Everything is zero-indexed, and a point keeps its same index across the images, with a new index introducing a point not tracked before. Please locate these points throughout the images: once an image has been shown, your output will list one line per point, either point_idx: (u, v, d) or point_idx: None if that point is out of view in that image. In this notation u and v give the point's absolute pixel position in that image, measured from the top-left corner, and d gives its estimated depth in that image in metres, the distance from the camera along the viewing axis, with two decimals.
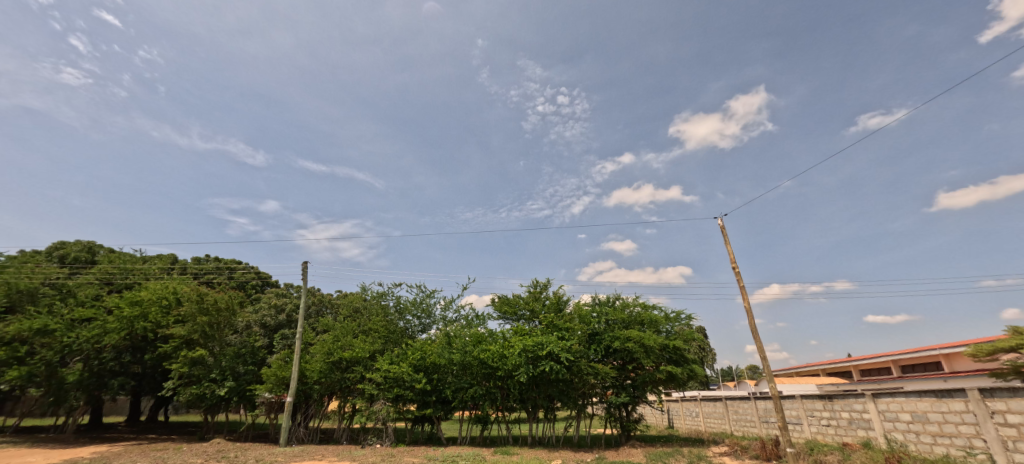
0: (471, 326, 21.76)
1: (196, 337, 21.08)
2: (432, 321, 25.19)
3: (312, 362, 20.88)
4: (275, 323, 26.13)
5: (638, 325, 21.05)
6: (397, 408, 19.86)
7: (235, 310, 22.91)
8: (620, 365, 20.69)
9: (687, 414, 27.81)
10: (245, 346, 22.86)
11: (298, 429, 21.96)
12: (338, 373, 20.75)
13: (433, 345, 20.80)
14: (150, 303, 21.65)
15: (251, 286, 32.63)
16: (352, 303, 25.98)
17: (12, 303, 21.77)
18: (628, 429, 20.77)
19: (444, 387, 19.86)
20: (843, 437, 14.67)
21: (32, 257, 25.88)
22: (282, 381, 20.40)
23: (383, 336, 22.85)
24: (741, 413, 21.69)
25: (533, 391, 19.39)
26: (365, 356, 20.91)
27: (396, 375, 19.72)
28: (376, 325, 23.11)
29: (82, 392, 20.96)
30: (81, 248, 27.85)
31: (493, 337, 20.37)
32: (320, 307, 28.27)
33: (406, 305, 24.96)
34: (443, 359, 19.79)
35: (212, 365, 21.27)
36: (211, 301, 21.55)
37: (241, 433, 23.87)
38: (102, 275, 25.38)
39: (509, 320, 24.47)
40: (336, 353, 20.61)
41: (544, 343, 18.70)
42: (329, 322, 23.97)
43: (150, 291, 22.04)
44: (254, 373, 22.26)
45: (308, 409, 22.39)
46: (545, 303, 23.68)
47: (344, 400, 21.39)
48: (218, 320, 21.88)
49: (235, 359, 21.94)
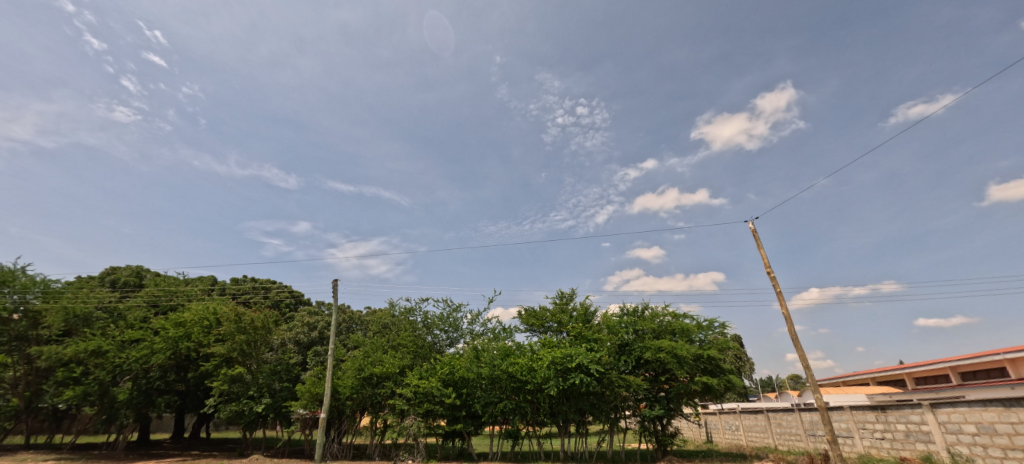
0: (498, 340, 21.67)
1: (234, 355, 21.86)
2: (461, 336, 25.15)
3: (344, 379, 21.15)
4: (307, 340, 26.69)
5: (669, 335, 20.47)
6: (428, 424, 19.93)
7: (270, 328, 23.72)
8: (652, 376, 20.07)
9: (725, 427, 26.60)
10: (280, 363, 23.57)
11: (332, 445, 22.39)
12: (369, 388, 20.95)
13: (462, 359, 20.84)
14: (193, 324, 22.67)
15: (286, 305, 33.68)
16: (380, 319, 26.24)
17: (69, 327, 22.91)
18: (664, 443, 19.94)
19: (474, 402, 19.78)
20: (899, 451, 13.62)
21: (86, 282, 27.73)
22: (315, 397, 20.88)
23: (412, 351, 22.96)
24: (785, 426, 20.54)
25: (563, 405, 19.02)
26: (395, 371, 21.11)
27: (426, 390, 19.76)
28: (405, 340, 23.24)
29: (130, 410, 22.00)
30: (130, 272, 29.72)
31: (521, 350, 20.22)
32: (351, 324, 28.87)
33: (434, 320, 25.02)
34: (471, 374, 19.76)
35: (251, 382, 22.24)
36: (248, 321, 22.41)
37: (278, 449, 24.63)
38: (149, 297, 27.12)
39: (537, 333, 24.16)
40: (366, 369, 20.90)
41: (573, 355, 18.47)
42: (359, 338, 24.25)
43: (192, 313, 23.11)
44: (290, 390, 22.80)
45: (342, 425, 22.82)
46: (572, 314, 23.39)
47: (376, 416, 21.59)
48: (254, 338, 22.68)
49: (271, 376, 22.65)
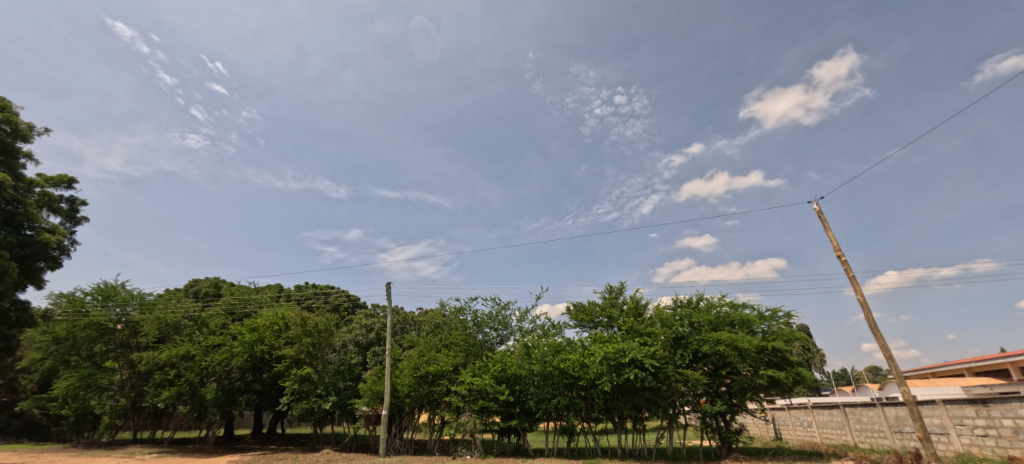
0: (548, 336, 21.60)
1: (303, 356, 23.44)
2: (510, 333, 25.33)
3: (401, 377, 22.03)
4: (366, 341, 28.08)
5: (728, 327, 19.42)
6: (483, 420, 20.30)
7: (333, 331, 25.19)
8: (712, 370, 19.15)
9: (796, 424, 24.88)
10: (343, 363, 24.99)
11: (394, 440, 23.39)
12: (426, 386, 21.68)
13: (514, 356, 20.97)
14: (265, 329, 24.56)
15: (344, 308, 35.64)
16: (432, 319, 27.02)
17: (163, 334, 25.62)
18: (728, 440, 18.97)
19: (528, 399, 19.84)
20: (1008, 450, 12.08)
21: (174, 294, 30.92)
22: (376, 395, 21.94)
23: (464, 349, 23.42)
24: (865, 422, 18.87)
25: (618, 401, 18.68)
26: (449, 369, 21.67)
27: (480, 387, 20.13)
28: (456, 338, 23.76)
29: (217, 408, 24.27)
30: (209, 283, 32.77)
31: (572, 346, 20.02)
32: (405, 324, 30.01)
33: (483, 318, 25.34)
34: (523, 370, 19.84)
35: (318, 382, 23.62)
36: (313, 324, 23.96)
37: (346, 443, 26.13)
38: (226, 306, 29.74)
39: (587, 329, 23.84)
40: (422, 368, 21.61)
41: (626, 349, 18.04)
42: (414, 338, 25.12)
43: (264, 318, 25.02)
44: (353, 389, 24.16)
45: (402, 422, 23.81)
46: (623, 308, 22.85)
47: (433, 412, 22.30)
48: (319, 341, 24.19)
49: (336, 376, 24.08)
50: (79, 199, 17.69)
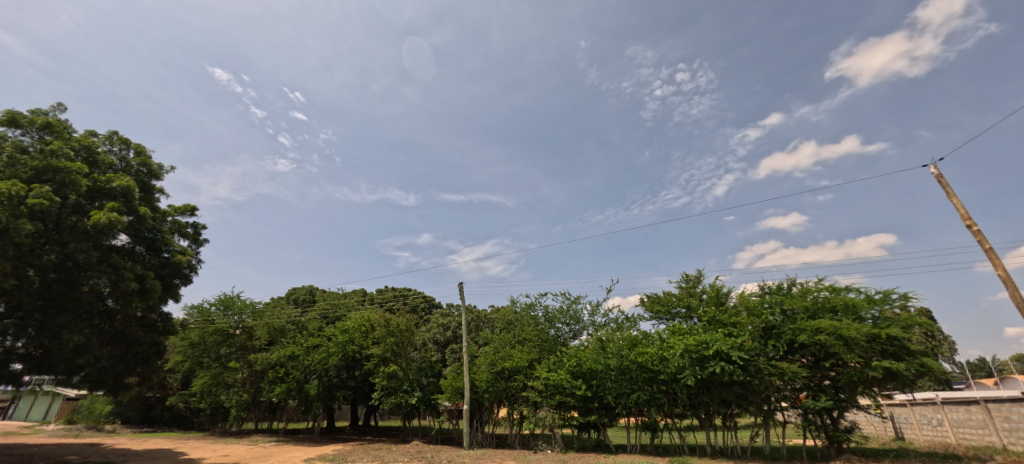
0: (622, 330, 21.03)
1: (388, 355, 25.23)
2: (583, 327, 25.00)
3: (479, 373, 22.80)
4: (444, 339, 29.47)
5: (829, 313, 17.41)
6: (562, 415, 20.32)
7: (413, 330, 26.78)
8: (812, 362, 17.31)
9: (922, 422, 21.65)
10: (425, 361, 26.47)
11: (477, 433, 24.26)
12: (503, 382, 22.22)
13: (588, 351, 20.69)
14: (355, 330, 26.83)
15: (422, 308, 37.71)
16: (504, 316, 27.57)
17: (272, 337, 29.09)
18: (838, 440, 17.03)
19: (607, 394, 19.43)
20: None
21: (279, 301, 34.98)
22: (457, 390, 22.95)
23: (538, 345, 23.57)
24: (1017, 421, 15.87)
25: (704, 396, 17.66)
26: (525, 365, 21.98)
27: (556, 382, 20.19)
28: (529, 334, 23.97)
29: (320, 402, 27.03)
30: (306, 291, 36.57)
31: (649, 339, 19.25)
32: (479, 322, 31.00)
33: (555, 313, 25.26)
34: (599, 365, 19.49)
35: (403, 378, 25.18)
36: (395, 324, 25.71)
37: (432, 436, 27.69)
38: (321, 310, 32.99)
39: (664, 320, 22.80)
40: (498, 364, 22.17)
41: (709, 341, 16.95)
42: (488, 335, 25.83)
43: (353, 320, 27.34)
44: (436, 384, 25.55)
45: (483, 416, 24.65)
46: (702, 297, 21.49)
47: (512, 407, 22.80)
48: (402, 340, 25.86)
49: (419, 372, 25.59)
50: (201, 225, 20.61)
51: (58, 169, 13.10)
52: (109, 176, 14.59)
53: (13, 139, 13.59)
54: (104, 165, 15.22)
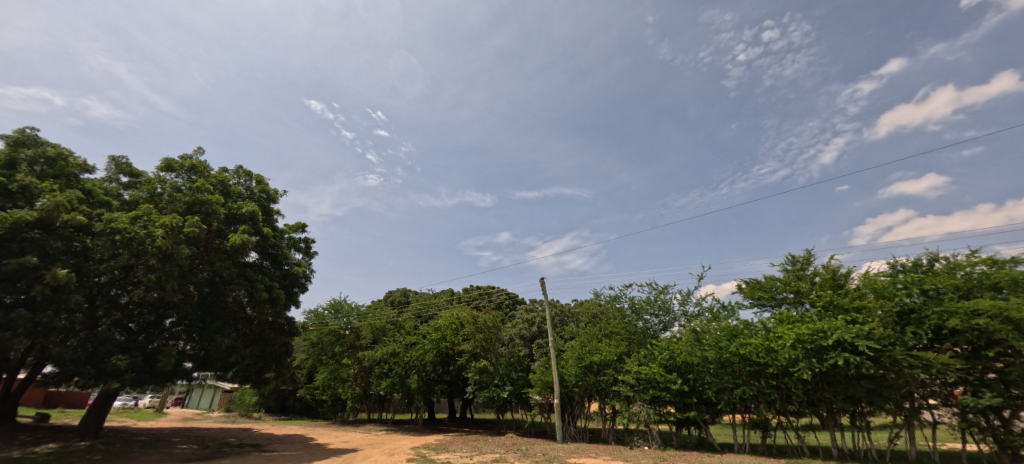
0: (720, 320, 19.33)
1: (478, 350, 26.32)
2: (674, 318, 23.59)
3: (568, 367, 22.74)
4: (530, 334, 29.89)
5: (989, 292, 14.28)
6: (657, 411, 19.47)
7: (500, 327, 27.60)
8: (968, 352, 14.36)
9: None
10: (513, 355, 27.12)
11: (569, 427, 24.24)
12: (592, 376, 21.90)
13: (682, 343, 19.48)
14: (446, 328, 28.46)
15: (506, 305, 38.77)
16: (589, 309, 27.11)
17: (375, 336, 32.05)
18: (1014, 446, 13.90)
19: (707, 389, 18.09)
20: None
21: (379, 304, 38.49)
22: (547, 384, 23.15)
23: (626, 338, 22.74)
24: None
25: (824, 392, 15.62)
26: (614, 358, 21.41)
27: (649, 376, 19.36)
28: (616, 327, 23.22)
29: (421, 395, 29.11)
30: (400, 293, 39.72)
31: (752, 329, 17.54)
32: (563, 317, 30.95)
33: (642, 304, 24.13)
34: (696, 358, 18.23)
35: (494, 373, 26.09)
36: (482, 321, 26.76)
37: (526, 429, 28.28)
38: (415, 310, 35.57)
39: (768, 308, 20.60)
40: (586, 358, 21.90)
41: (827, 330, 14.93)
42: (574, 329, 25.62)
43: (444, 319, 29.04)
44: (525, 379, 26.11)
45: (574, 410, 24.58)
46: (815, 281, 18.99)
47: (604, 402, 22.38)
48: (490, 336, 26.80)
49: (509, 367, 26.29)
50: (311, 240, 23.43)
51: (204, 202, 15.79)
52: (239, 204, 17.20)
53: (171, 181, 16.69)
54: (235, 195, 17.98)
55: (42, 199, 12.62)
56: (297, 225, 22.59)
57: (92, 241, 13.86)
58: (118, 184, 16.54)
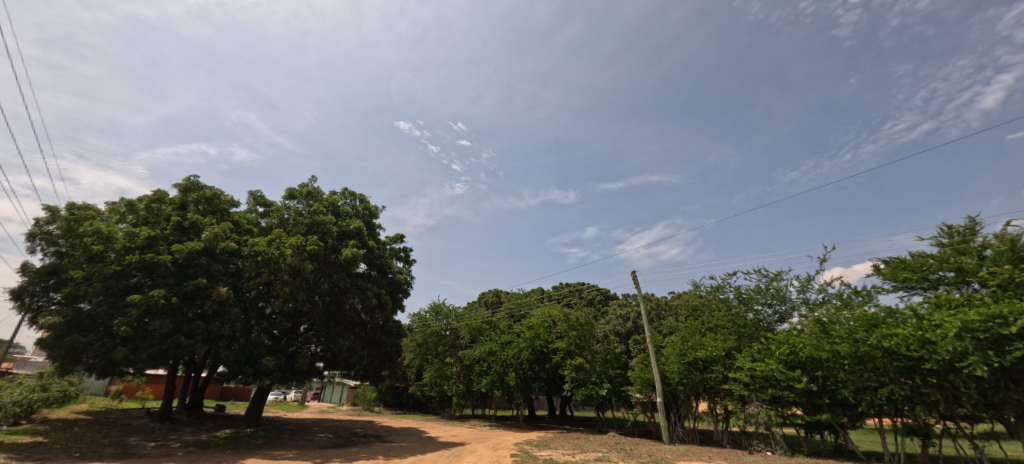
0: (852, 307, 16.56)
1: (573, 348, 26.13)
2: (793, 308, 20.80)
3: (669, 364, 21.41)
4: (625, 330, 28.79)
5: None
6: (780, 412, 17.37)
7: (593, 323, 27.09)
8: None
9: None
10: (609, 352, 26.41)
11: (677, 428, 22.82)
12: (698, 373, 20.35)
13: (805, 335, 17.12)
14: (539, 326, 28.76)
15: (598, 301, 37.93)
16: (688, 302, 25.21)
17: (473, 336, 33.67)
18: None
19: (842, 388, 15.59)
20: None
21: (474, 305, 40.38)
22: (648, 382, 22.11)
23: (735, 331, 20.68)
24: None
25: (1012, 393, 12.46)
26: (722, 354, 19.64)
27: (765, 373, 17.36)
28: (722, 320, 21.23)
29: (520, 392, 29.81)
30: (493, 293, 41.19)
31: (898, 317, 14.72)
32: (660, 311, 29.27)
33: (750, 294, 21.69)
34: (824, 353, 15.89)
35: (591, 370, 25.68)
36: (574, 318, 26.52)
37: (629, 428, 27.31)
38: (508, 310, 36.59)
39: (920, 291, 17.09)
40: (689, 354, 20.43)
41: (1010, 315, 11.90)
42: (673, 323, 24.04)
43: (536, 317, 29.40)
44: (624, 376, 25.24)
45: (680, 410, 23.07)
46: (987, 254, 15.25)
47: (714, 401, 20.65)
48: (583, 333, 26.45)
49: (606, 364, 25.65)
50: (408, 248, 25.39)
51: (320, 222, 18.08)
52: (348, 222, 19.35)
53: (295, 207, 19.43)
54: (344, 214, 20.26)
55: (206, 231, 15.64)
56: (395, 236, 24.64)
57: (241, 263, 16.70)
58: (257, 214, 19.74)
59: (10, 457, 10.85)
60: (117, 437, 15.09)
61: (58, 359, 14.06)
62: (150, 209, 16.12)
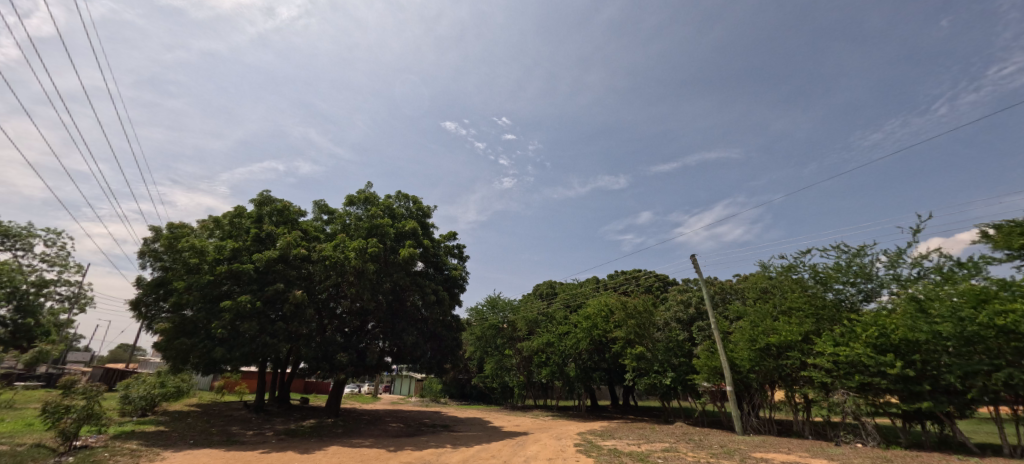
0: (956, 282, 14.52)
1: (633, 337, 25.50)
2: (882, 285, 18.64)
3: (738, 351, 20.23)
4: (688, 316, 27.52)
5: None
6: (870, 401, 15.81)
7: (652, 311, 26.22)
8: None
9: None
10: (671, 340, 25.48)
11: (750, 418, 21.55)
12: (772, 360, 19.04)
13: (897, 316, 15.36)
14: (596, 316, 28.35)
15: (656, 288, 36.69)
16: (757, 284, 23.54)
17: (530, 328, 33.97)
18: None
19: (947, 374, 13.82)
20: None
21: (529, 297, 40.70)
22: (716, 370, 21.09)
23: (812, 314, 18.97)
24: None
25: None
26: (798, 339, 18.19)
27: (851, 358, 15.86)
28: (796, 301, 19.57)
29: (580, 382, 29.68)
30: (547, 285, 41.23)
31: (1016, 290, 12.73)
32: (725, 295, 27.67)
33: (829, 272, 19.73)
34: (922, 334, 14.17)
35: (653, 359, 24.94)
36: (632, 306, 25.84)
37: (698, 418, 26.21)
38: (564, 301, 36.45)
39: None
40: (761, 340, 19.15)
41: None
42: (740, 307, 22.57)
43: (592, 307, 29.00)
44: (688, 364, 24.24)
45: (754, 399, 21.74)
46: None
47: (792, 390, 19.22)
48: (643, 321, 25.70)
49: (668, 353, 24.77)
50: (461, 245, 26.04)
51: (379, 226, 19.08)
52: (404, 223, 20.25)
53: (355, 213, 20.66)
54: (399, 216, 21.18)
55: (281, 240, 17.13)
56: (447, 234, 25.39)
57: (312, 268, 18.11)
58: (322, 221, 21.26)
59: (140, 444, 12.77)
60: (222, 426, 17.15)
61: (171, 359, 16.22)
62: (233, 224, 17.93)
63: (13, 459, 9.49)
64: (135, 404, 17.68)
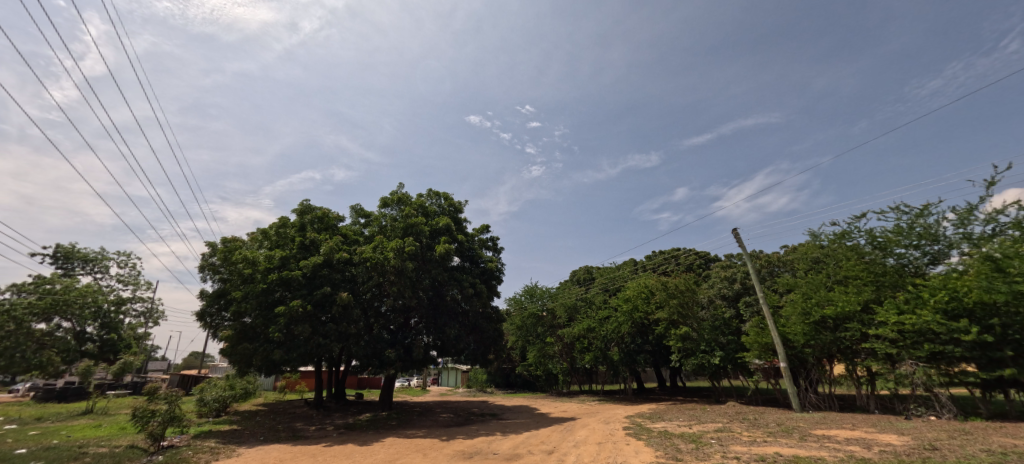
0: None
1: (676, 317, 24.93)
2: (952, 246, 17.08)
3: (790, 326, 19.29)
4: (733, 292, 26.48)
5: None
6: (943, 371, 14.69)
7: (695, 289, 25.48)
8: None
9: None
10: (717, 318, 24.68)
11: (808, 395, 20.63)
12: (828, 333, 18.08)
13: (968, 277, 14.14)
14: (636, 298, 27.95)
15: (698, 266, 35.59)
16: (807, 254, 22.22)
17: (570, 315, 33.93)
18: None
19: None
20: None
21: (567, 284, 40.61)
22: (767, 347, 20.29)
23: (872, 282, 17.76)
24: None
25: None
26: (857, 309, 17.13)
27: (918, 326, 14.77)
28: (853, 269, 18.34)
29: (624, 366, 29.44)
30: (584, 270, 40.88)
31: None
32: (772, 268, 26.40)
33: (888, 236, 18.22)
34: (999, 296, 12.99)
35: (699, 338, 24.29)
36: (674, 286, 25.22)
37: (751, 397, 25.36)
38: (602, 285, 36.10)
39: None
40: (815, 312, 18.22)
41: None
42: (790, 280, 21.43)
43: (632, 289, 28.51)
44: (737, 342, 23.45)
45: (811, 374, 20.77)
46: None
47: (852, 363, 18.20)
48: (685, 300, 25.05)
49: (715, 331, 24.03)
50: (495, 237, 26.19)
51: (413, 225, 19.56)
52: (436, 220, 20.60)
53: (390, 214, 21.26)
54: (432, 214, 21.58)
55: (324, 246, 17.97)
56: (480, 227, 25.64)
57: (355, 270, 18.87)
58: (360, 224, 22.02)
59: (218, 442, 13.98)
60: (287, 423, 18.37)
61: (237, 363, 17.48)
62: (279, 234, 18.94)
63: (113, 459, 10.69)
64: (209, 406, 19.22)
